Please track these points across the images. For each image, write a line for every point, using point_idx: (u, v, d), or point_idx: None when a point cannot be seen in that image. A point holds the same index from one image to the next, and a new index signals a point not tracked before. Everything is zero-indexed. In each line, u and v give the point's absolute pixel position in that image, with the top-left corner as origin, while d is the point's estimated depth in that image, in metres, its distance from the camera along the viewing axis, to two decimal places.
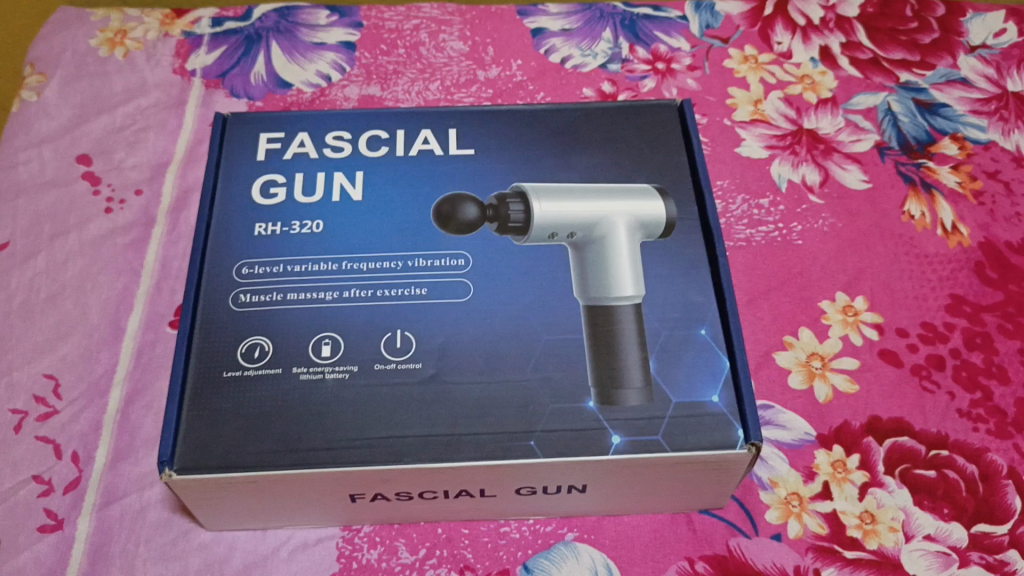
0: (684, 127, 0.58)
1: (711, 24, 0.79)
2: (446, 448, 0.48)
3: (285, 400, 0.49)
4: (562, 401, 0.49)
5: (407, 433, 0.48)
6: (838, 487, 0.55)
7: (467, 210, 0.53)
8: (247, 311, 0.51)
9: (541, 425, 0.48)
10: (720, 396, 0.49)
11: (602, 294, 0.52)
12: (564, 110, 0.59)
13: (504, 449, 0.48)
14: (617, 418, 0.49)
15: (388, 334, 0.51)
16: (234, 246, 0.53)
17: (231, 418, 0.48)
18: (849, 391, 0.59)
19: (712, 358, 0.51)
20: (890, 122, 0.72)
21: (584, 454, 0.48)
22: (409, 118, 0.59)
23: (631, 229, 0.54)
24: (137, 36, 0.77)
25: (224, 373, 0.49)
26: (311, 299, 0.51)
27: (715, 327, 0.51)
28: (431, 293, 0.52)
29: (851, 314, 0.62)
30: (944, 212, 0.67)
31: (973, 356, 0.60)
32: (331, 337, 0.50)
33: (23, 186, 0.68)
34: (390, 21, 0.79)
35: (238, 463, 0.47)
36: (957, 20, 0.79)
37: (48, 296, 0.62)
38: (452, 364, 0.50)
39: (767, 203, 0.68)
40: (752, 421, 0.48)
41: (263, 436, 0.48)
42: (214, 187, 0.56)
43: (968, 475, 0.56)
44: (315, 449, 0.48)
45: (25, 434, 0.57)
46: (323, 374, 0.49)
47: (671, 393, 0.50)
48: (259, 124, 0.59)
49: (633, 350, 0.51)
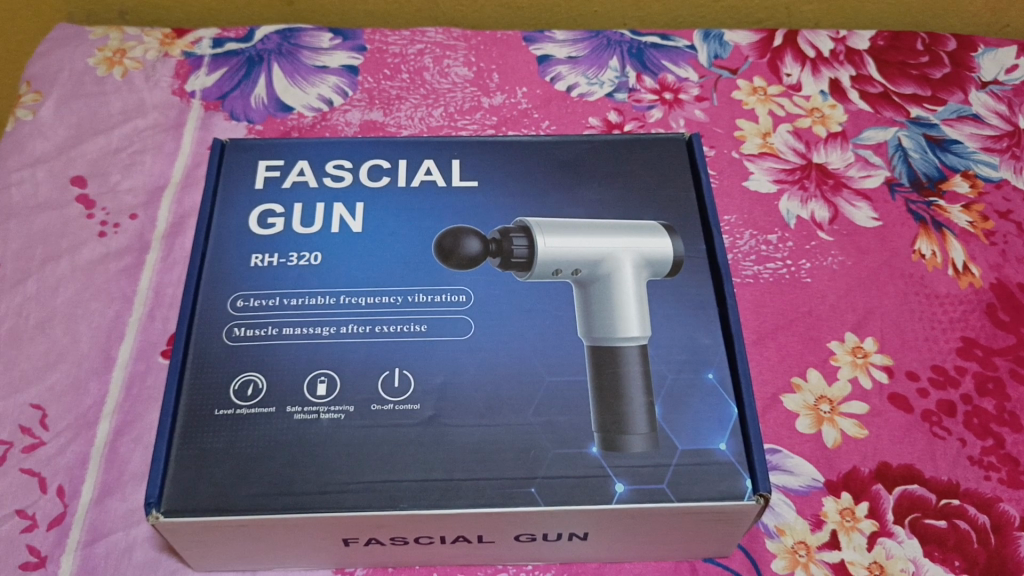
0: (693, 162, 0.57)
1: (719, 54, 0.78)
2: (443, 495, 0.46)
3: (279, 441, 0.47)
4: (564, 446, 0.48)
5: (403, 477, 0.46)
6: (846, 536, 0.54)
7: (469, 244, 0.52)
8: (242, 346, 0.50)
9: (542, 471, 0.47)
10: (727, 444, 0.48)
11: (607, 333, 0.51)
12: (572, 142, 0.58)
13: (505, 496, 0.46)
14: (621, 465, 0.47)
15: (386, 373, 0.49)
16: (229, 278, 0.52)
17: (221, 458, 0.46)
18: (858, 436, 0.57)
19: (720, 404, 0.49)
20: (901, 158, 0.71)
21: (586, 503, 0.46)
22: (411, 147, 0.58)
23: (637, 267, 0.53)
24: (136, 56, 0.76)
25: (216, 411, 0.48)
26: (308, 334, 0.50)
27: (723, 371, 0.50)
28: (431, 329, 0.50)
29: (860, 356, 0.61)
30: (955, 251, 0.66)
31: (985, 402, 0.59)
32: (327, 375, 0.49)
33: (15, 208, 0.66)
34: (394, 45, 0.78)
35: (228, 506, 0.45)
36: (968, 55, 0.78)
37: (37, 323, 0.61)
38: (452, 406, 0.48)
39: (776, 238, 0.66)
40: (760, 471, 0.47)
41: (254, 479, 0.46)
42: (211, 215, 0.54)
43: (979, 525, 0.54)
44: (308, 492, 0.46)
45: (9, 467, 0.55)
46: (318, 415, 0.48)
47: (677, 439, 0.48)
48: (258, 151, 0.57)
49: (638, 393, 0.49)
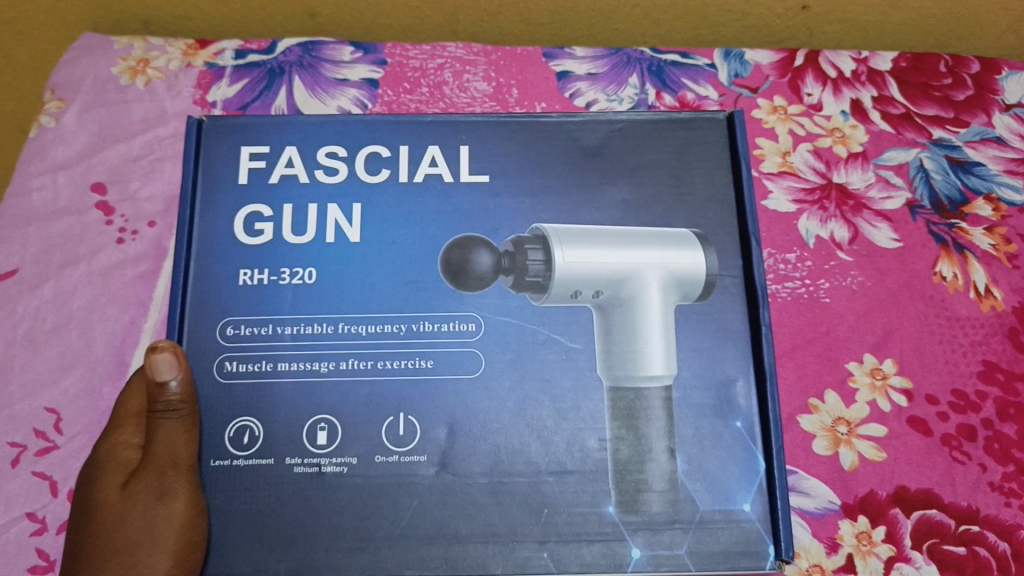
0: (733, 147, 0.57)
1: (740, 72, 0.77)
2: (450, 558, 0.48)
3: (286, 494, 0.49)
4: (574, 505, 0.50)
5: (413, 537, 0.49)
6: (862, 560, 0.53)
7: (479, 260, 0.53)
8: (237, 382, 0.51)
9: (552, 535, 0.49)
10: (751, 504, 0.50)
11: (626, 372, 0.52)
12: (603, 121, 0.57)
13: (517, 564, 0.48)
14: (637, 528, 0.49)
15: (391, 418, 0.50)
16: (218, 298, 0.52)
17: (235, 517, 0.49)
18: (876, 458, 0.57)
19: (746, 457, 0.51)
20: (922, 179, 0.71)
21: (596, 569, 0.48)
22: (410, 132, 0.57)
23: (664, 288, 0.53)
24: (159, 65, 0.76)
25: (214, 463, 0.50)
26: (307, 370, 0.51)
27: (751, 420, 0.51)
28: (438, 365, 0.51)
29: (879, 377, 0.60)
30: (977, 274, 0.65)
31: (1006, 427, 0.58)
32: (326, 422, 0.50)
33: (35, 213, 0.67)
34: (415, 59, 0.78)
35: (240, 572, 0.48)
36: (992, 77, 0.77)
37: (53, 327, 0.62)
38: (462, 448, 0.50)
39: (795, 257, 0.66)
40: (782, 537, 0.49)
41: (261, 540, 0.49)
42: (191, 219, 0.54)
43: (999, 553, 0.54)
44: (319, 554, 0.48)
45: (21, 469, 0.56)
46: (320, 467, 0.50)
47: (699, 498, 0.50)
48: (240, 136, 0.56)
49: (659, 441, 0.51)
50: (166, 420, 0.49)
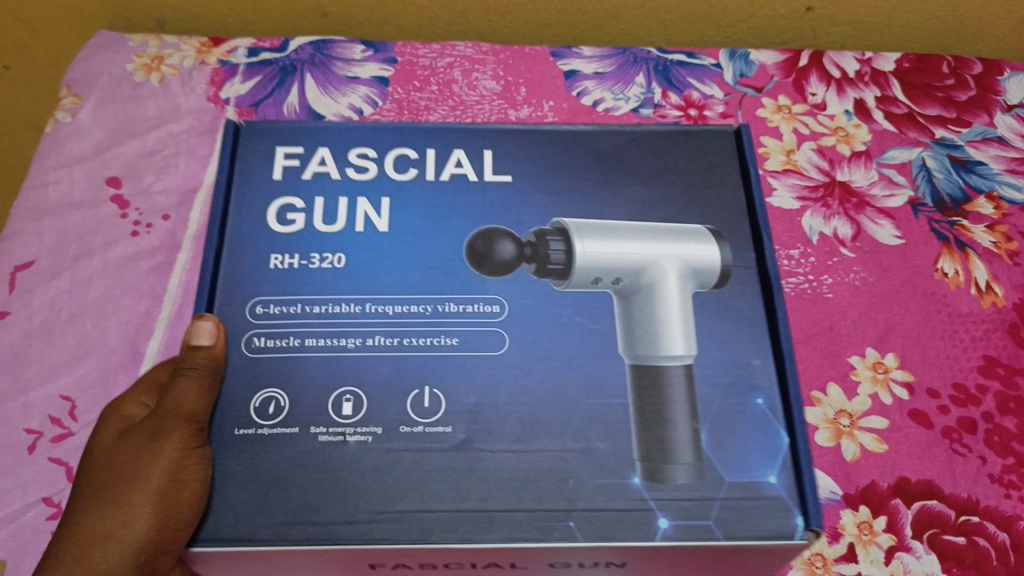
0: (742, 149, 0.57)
1: (745, 72, 0.78)
2: (475, 528, 0.45)
3: (303, 460, 0.47)
4: (605, 476, 0.47)
5: (436, 507, 0.46)
6: (863, 549, 0.54)
7: (503, 248, 0.52)
8: (262, 357, 0.49)
9: (580, 504, 0.46)
10: (777, 477, 0.47)
11: (649, 352, 0.50)
12: (613, 133, 0.58)
13: (541, 530, 0.45)
14: (663, 499, 0.46)
15: (415, 392, 0.49)
16: (245, 281, 0.51)
17: (246, 482, 0.46)
18: (877, 450, 0.57)
19: (773, 434, 0.48)
20: (925, 178, 0.72)
21: (629, 539, 0.45)
22: (440, 136, 0.58)
23: (682, 276, 0.53)
24: (173, 62, 0.77)
25: (236, 430, 0.47)
26: (332, 346, 0.49)
27: (773, 398, 0.49)
28: (463, 343, 0.50)
29: (881, 371, 0.61)
30: (978, 271, 0.66)
31: (1006, 421, 0.59)
32: (351, 394, 0.48)
33: (51, 206, 0.68)
34: (425, 58, 0.79)
35: (249, 536, 0.45)
36: (994, 79, 0.79)
37: (68, 317, 0.63)
38: (484, 425, 0.48)
39: (798, 253, 0.66)
40: (812, 507, 0.46)
41: (274, 506, 0.46)
42: (225, 209, 0.54)
43: (998, 543, 0.54)
44: (335, 522, 0.45)
45: (38, 455, 0.57)
46: (344, 437, 0.47)
47: (724, 471, 0.47)
48: (276, 137, 0.57)
49: (683, 420, 0.48)
50: (183, 378, 0.48)
